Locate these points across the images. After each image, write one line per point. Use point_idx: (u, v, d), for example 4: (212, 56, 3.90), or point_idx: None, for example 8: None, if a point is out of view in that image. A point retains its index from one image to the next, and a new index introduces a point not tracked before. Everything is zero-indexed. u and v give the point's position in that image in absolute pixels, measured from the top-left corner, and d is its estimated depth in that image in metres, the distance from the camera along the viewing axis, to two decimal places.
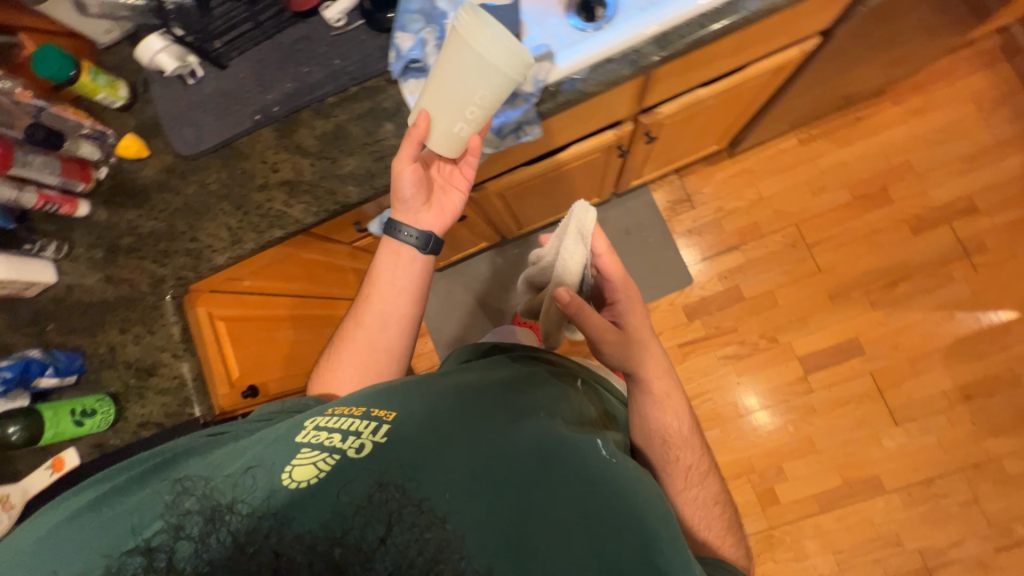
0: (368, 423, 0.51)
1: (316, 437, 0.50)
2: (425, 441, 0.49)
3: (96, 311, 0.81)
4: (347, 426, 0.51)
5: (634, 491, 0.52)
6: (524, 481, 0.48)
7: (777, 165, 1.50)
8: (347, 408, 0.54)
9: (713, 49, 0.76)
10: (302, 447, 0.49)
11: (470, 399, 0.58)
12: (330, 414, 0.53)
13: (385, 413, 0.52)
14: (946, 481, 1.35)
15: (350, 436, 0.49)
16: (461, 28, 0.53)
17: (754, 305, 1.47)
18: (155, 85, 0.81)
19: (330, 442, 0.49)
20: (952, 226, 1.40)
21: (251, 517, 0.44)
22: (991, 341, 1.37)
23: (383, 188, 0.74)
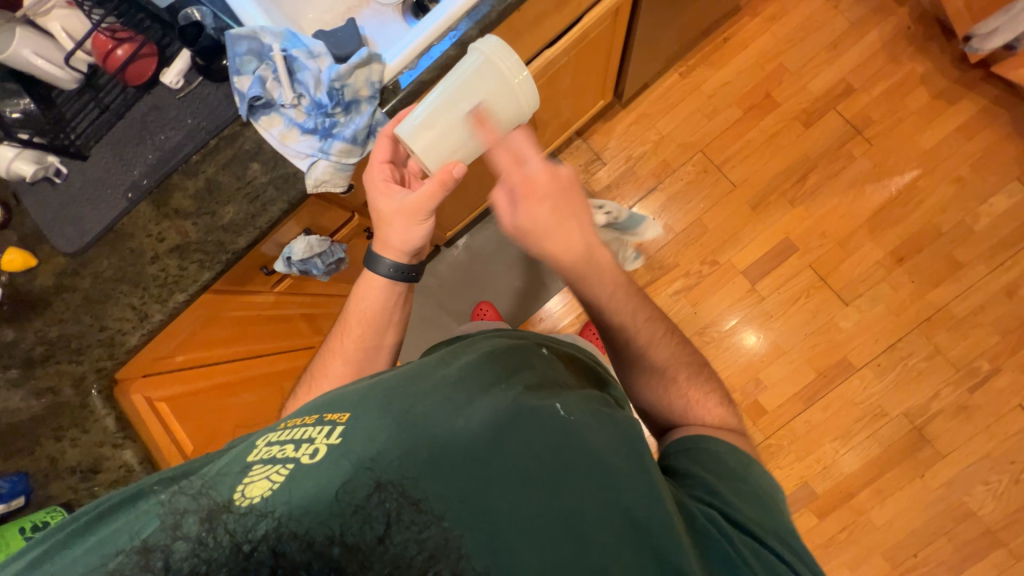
0: (322, 428, 0.49)
1: (268, 453, 0.48)
2: (387, 434, 0.47)
3: (27, 428, 0.80)
4: (299, 436, 0.49)
5: (606, 431, 0.51)
6: (501, 451, 0.46)
7: (668, 102, 1.56)
8: (296, 423, 0.52)
9: (532, 9, 0.81)
10: (254, 466, 0.46)
11: (424, 378, 0.55)
12: (280, 431, 0.51)
13: (336, 416, 0.51)
14: (907, 342, 1.41)
15: (303, 444, 0.48)
16: (492, 55, 0.65)
17: (688, 236, 1.52)
18: (25, 196, 0.80)
19: (282, 453, 0.47)
20: (836, 111, 1.50)
21: (247, 516, 0.40)
22: (904, 202, 1.46)
23: (267, 225, 0.77)
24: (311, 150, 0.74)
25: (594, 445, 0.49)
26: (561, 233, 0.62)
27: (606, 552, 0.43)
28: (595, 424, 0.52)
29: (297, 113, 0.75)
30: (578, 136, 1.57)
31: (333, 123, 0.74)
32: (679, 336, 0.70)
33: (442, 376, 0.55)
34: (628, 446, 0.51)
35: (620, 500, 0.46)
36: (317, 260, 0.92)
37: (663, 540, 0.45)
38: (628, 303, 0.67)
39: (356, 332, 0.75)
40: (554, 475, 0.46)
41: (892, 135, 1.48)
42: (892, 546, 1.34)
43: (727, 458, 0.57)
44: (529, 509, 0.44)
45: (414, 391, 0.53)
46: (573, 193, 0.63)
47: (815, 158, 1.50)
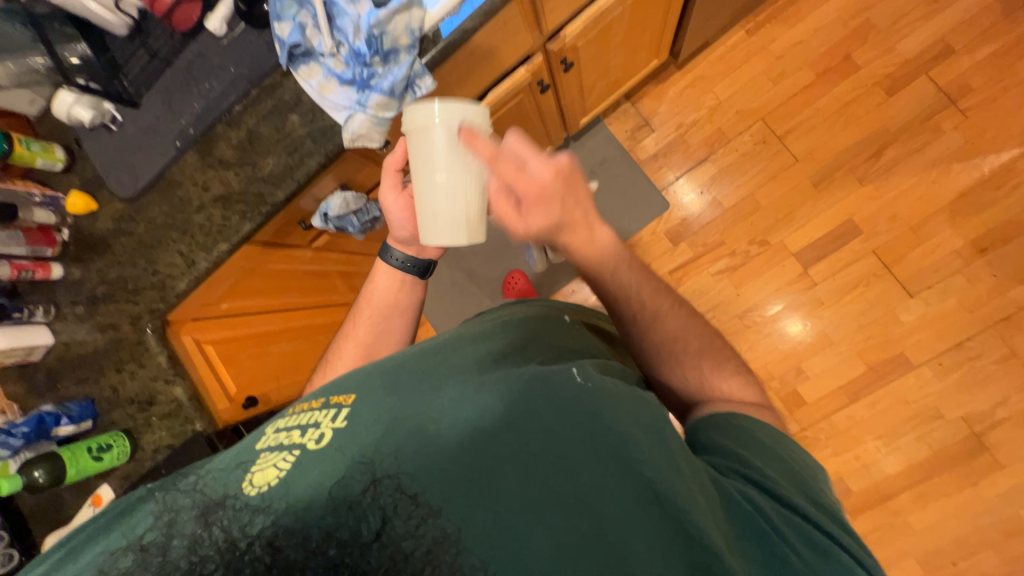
0: (328, 411, 0.51)
1: (276, 439, 0.49)
2: (393, 417, 0.48)
3: (93, 359, 0.88)
4: (306, 421, 0.51)
5: (627, 404, 0.48)
6: (511, 426, 0.45)
7: (729, 64, 1.42)
8: (306, 406, 0.55)
9: None
10: (262, 452, 0.48)
11: (432, 357, 0.57)
12: (290, 416, 0.53)
13: (342, 400, 0.53)
14: (978, 341, 1.28)
15: (310, 429, 0.50)
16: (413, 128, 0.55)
17: (737, 212, 1.42)
18: (85, 140, 0.85)
19: (289, 440, 0.49)
20: (929, 77, 1.32)
21: (244, 512, 0.40)
22: (997, 186, 1.28)
23: (304, 179, 0.77)
24: (349, 102, 0.72)
25: (610, 415, 0.46)
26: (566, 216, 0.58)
27: (636, 550, 0.39)
28: (613, 394, 0.49)
29: (335, 62, 0.72)
30: (627, 100, 1.47)
31: (371, 74, 0.70)
32: (685, 307, 0.65)
33: (449, 358, 0.57)
34: (651, 421, 0.48)
35: (643, 474, 0.43)
36: (353, 217, 0.91)
37: (690, 516, 0.41)
38: (631, 273, 0.63)
39: (371, 313, 0.77)
40: (569, 451, 0.44)
41: (993, 107, 1.29)
42: (929, 552, 1.28)
43: (755, 441, 0.51)
44: (543, 487, 0.42)
45: (419, 373, 0.55)
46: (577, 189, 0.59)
47: (895, 131, 1.33)
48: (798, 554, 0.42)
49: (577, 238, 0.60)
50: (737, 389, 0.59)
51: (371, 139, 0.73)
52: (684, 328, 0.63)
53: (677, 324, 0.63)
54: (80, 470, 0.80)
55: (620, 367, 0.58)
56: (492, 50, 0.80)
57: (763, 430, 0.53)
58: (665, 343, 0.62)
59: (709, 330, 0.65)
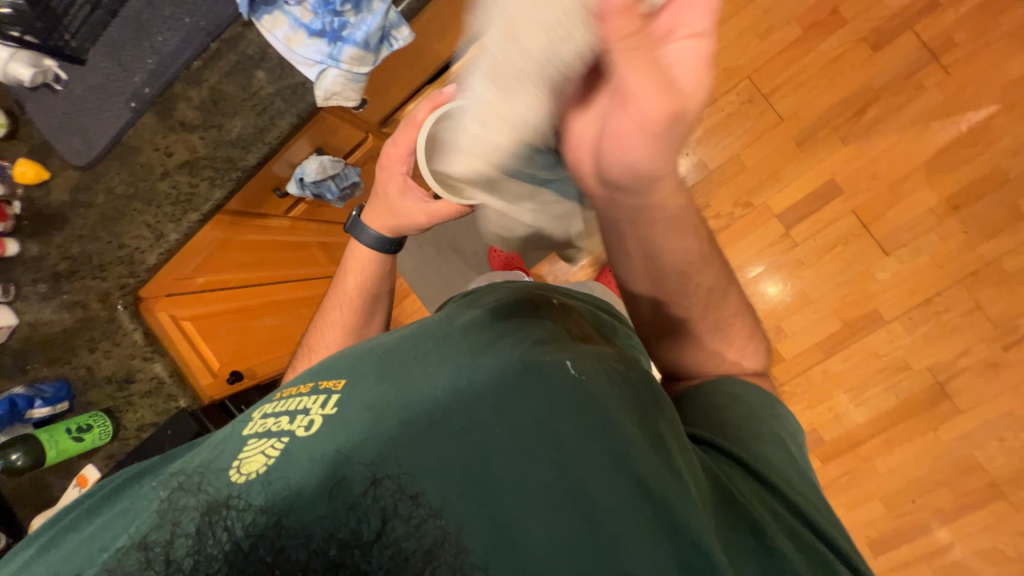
0: (317, 397, 0.52)
1: (264, 425, 0.50)
2: (389, 412, 0.47)
3: (63, 339, 0.84)
4: (294, 406, 0.52)
5: (618, 394, 0.49)
6: (506, 417, 0.45)
7: (717, 18, 1.38)
8: (293, 390, 0.55)
9: None
10: (251, 438, 0.49)
11: (424, 345, 0.56)
12: (277, 400, 0.54)
13: (331, 385, 0.53)
14: (946, 296, 1.34)
15: (298, 415, 0.50)
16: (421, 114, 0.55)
17: (721, 174, 1.41)
18: (29, 102, 0.78)
19: (278, 426, 0.50)
20: (915, 31, 1.30)
21: (247, 512, 0.40)
22: (972, 144, 1.30)
23: (277, 142, 0.72)
24: (319, 56, 0.66)
25: (603, 407, 0.46)
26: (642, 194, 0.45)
27: (630, 546, 0.39)
28: (604, 383, 0.49)
29: (302, 11, 0.66)
30: None
31: (342, 23, 0.65)
32: (735, 288, 0.61)
33: (442, 348, 0.55)
34: (642, 411, 0.48)
35: (636, 467, 0.43)
36: (330, 182, 0.88)
37: (688, 510, 0.41)
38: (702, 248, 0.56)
39: (353, 296, 0.77)
40: (561, 445, 0.43)
41: (975, 62, 1.29)
42: (891, 491, 1.38)
43: (767, 423, 0.54)
44: (538, 483, 0.41)
45: (412, 362, 0.54)
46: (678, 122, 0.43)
47: (879, 88, 1.33)
48: (796, 554, 0.41)
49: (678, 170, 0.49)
50: (758, 374, 0.62)
51: (346, 98, 0.69)
52: (729, 315, 0.60)
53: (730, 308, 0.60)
54: (60, 452, 0.78)
55: (613, 352, 0.57)
56: None
57: (776, 408, 0.57)
58: (713, 332, 0.60)
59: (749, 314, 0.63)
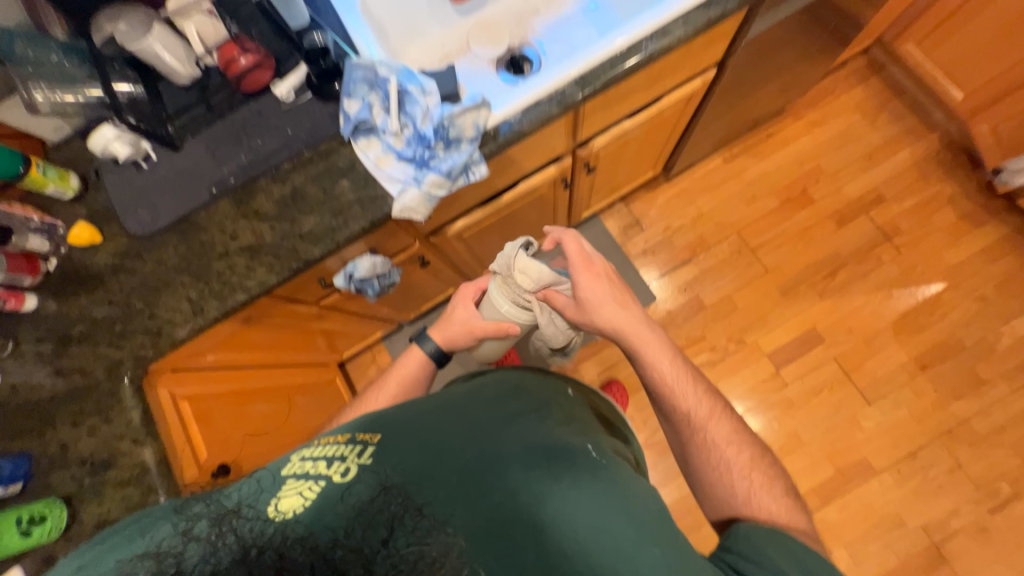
0: (354, 447, 0.51)
1: (301, 467, 0.48)
2: (420, 455, 0.49)
3: (46, 408, 0.76)
4: (331, 453, 0.50)
5: (633, 483, 0.52)
6: (531, 485, 0.48)
7: (709, 183, 1.64)
8: (332, 438, 0.53)
9: (626, 85, 0.86)
10: (287, 479, 0.46)
11: (453, 407, 0.60)
12: (316, 446, 0.52)
13: (369, 437, 0.52)
14: (927, 451, 1.40)
15: (335, 461, 0.48)
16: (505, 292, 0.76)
17: (716, 311, 1.54)
18: (107, 173, 0.82)
19: (314, 470, 0.48)
20: (869, 216, 1.58)
21: (263, 522, 0.40)
22: (929, 312, 1.49)
23: (344, 241, 0.77)
24: (404, 177, 0.76)
25: (620, 492, 0.49)
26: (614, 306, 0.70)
27: None
28: (621, 473, 0.53)
29: (395, 140, 0.77)
30: (621, 201, 1.64)
31: (432, 155, 0.76)
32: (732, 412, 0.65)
33: (469, 411, 0.59)
34: (652, 501, 0.51)
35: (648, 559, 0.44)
36: (375, 281, 0.93)
37: None
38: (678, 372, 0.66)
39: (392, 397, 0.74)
40: (577, 515, 0.46)
41: (920, 246, 1.54)
42: None
43: (806, 563, 0.48)
44: (551, 550, 0.44)
45: (441, 416, 0.57)
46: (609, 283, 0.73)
47: (845, 256, 1.55)
48: None
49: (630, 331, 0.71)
50: (786, 512, 0.56)
51: (419, 214, 0.77)
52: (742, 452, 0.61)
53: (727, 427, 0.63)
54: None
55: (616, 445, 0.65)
56: (534, 150, 0.88)
57: (820, 564, 0.48)
58: (716, 446, 0.61)
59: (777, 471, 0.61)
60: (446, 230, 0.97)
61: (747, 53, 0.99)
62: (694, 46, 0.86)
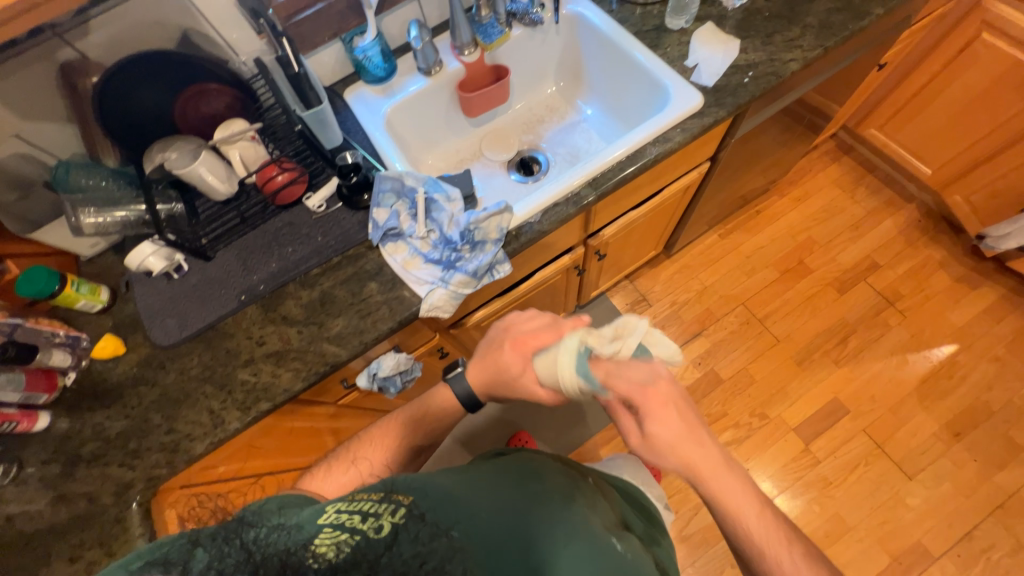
0: (388, 505, 0.43)
1: (335, 517, 0.41)
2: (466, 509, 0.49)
3: (43, 542, 0.70)
4: (366, 507, 0.42)
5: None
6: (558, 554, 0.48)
7: (708, 258, 1.71)
8: (368, 492, 0.45)
9: (632, 183, 0.93)
10: (318, 527, 0.39)
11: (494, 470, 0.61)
12: (351, 497, 0.44)
13: (402, 497, 0.45)
14: (984, 531, 1.30)
15: (369, 516, 0.41)
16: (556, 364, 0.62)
17: (734, 384, 1.52)
18: (137, 284, 0.84)
19: (348, 523, 0.40)
20: (868, 282, 1.62)
21: (281, 545, 0.37)
22: (948, 375, 1.47)
23: (372, 341, 0.77)
24: (432, 278, 0.79)
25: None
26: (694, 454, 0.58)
27: None
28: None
29: (423, 243, 0.81)
30: (626, 279, 1.68)
31: (458, 257, 0.79)
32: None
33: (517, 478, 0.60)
34: None
35: None
36: (397, 377, 0.93)
37: None
38: (759, 523, 0.57)
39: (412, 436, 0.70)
40: None
41: (926, 309, 1.56)
42: None
43: None
44: None
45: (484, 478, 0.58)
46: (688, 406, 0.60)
47: (853, 322, 1.57)
48: None
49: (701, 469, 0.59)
50: None
51: (446, 312, 0.78)
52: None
53: None
54: None
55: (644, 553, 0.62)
56: (550, 244, 0.93)
57: None
58: None
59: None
60: (466, 322, 0.99)
61: (735, 147, 1.08)
62: (690, 147, 0.94)
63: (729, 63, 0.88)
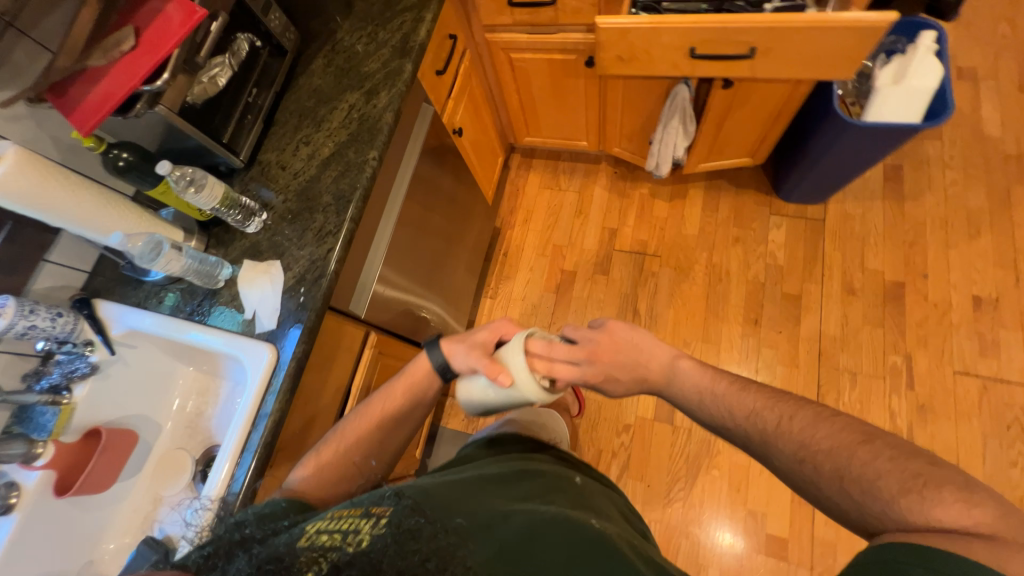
0: (369, 518, 0.51)
1: (316, 540, 0.49)
2: (473, 517, 0.56)
3: None
4: (346, 523, 0.50)
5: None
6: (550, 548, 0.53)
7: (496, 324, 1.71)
8: (350, 508, 0.53)
9: (277, 453, 0.83)
10: (302, 551, 0.47)
11: (500, 484, 0.66)
12: (330, 515, 0.52)
13: (382, 508, 0.52)
14: (826, 383, 1.40)
15: (350, 533, 0.49)
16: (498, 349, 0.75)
17: (589, 419, 1.51)
18: None
19: (332, 541, 0.48)
20: (618, 248, 1.71)
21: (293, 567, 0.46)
22: (719, 278, 1.59)
23: None
24: None
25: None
26: (649, 355, 0.75)
27: None
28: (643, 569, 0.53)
29: None
30: (447, 396, 1.63)
31: None
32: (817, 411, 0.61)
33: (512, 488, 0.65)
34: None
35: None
36: None
37: None
38: (737, 396, 0.67)
39: (379, 424, 0.79)
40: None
41: (668, 236, 1.68)
42: None
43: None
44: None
45: (477, 485, 0.64)
46: (628, 349, 0.75)
47: (631, 289, 1.64)
48: None
49: (653, 378, 0.75)
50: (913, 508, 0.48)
51: None
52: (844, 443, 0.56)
53: (823, 435, 0.58)
54: None
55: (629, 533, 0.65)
56: None
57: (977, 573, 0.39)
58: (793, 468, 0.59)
59: (910, 448, 0.53)
60: None
61: (378, 305, 1.03)
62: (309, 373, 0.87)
63: (281, 291, 0.84)
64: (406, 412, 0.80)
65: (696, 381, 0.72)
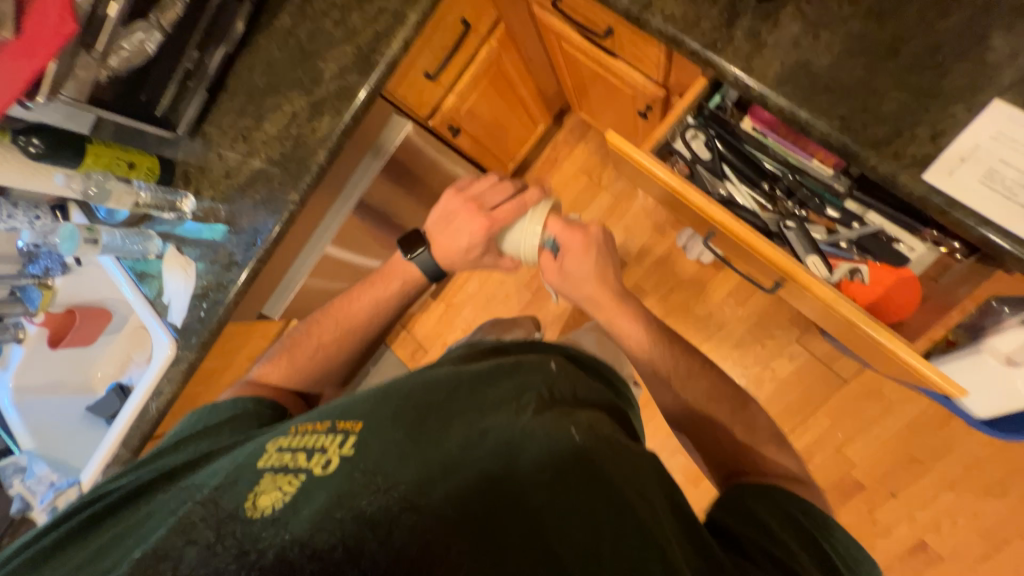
0: (335, 437, 0.44)
1: (277, 459, 0.43)
2: (439, 445, 0.43)
3: None
4: (311, 443, 0.44)
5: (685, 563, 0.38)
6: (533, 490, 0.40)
7: (467, 290, 1.69)
8: (310, 425, 0.47)
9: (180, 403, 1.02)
10: (263, 473, 0.42)
11: (480, 388, 0.50)
12: (293, 433, 0.46)
13: (349, 424, 0.45)
14: None
15: (315, 454, 0.43)
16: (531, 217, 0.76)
17: None
18: None
19: (292, 462, 0.42)
20: None
21: (238, 516, 0.38)
22: None
23: None
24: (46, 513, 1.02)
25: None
26: (596, 271, 0.73)
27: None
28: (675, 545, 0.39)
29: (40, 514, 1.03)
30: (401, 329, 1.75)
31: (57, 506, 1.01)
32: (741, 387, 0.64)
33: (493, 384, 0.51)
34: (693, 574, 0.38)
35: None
36: None
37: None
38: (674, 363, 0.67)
39: (345, 324, 0.79)
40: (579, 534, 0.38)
41: (675, 298, 1.43)
42: None
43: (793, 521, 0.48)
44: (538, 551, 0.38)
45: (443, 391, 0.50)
46: (593, 249, 0.74)
47: None
48: None
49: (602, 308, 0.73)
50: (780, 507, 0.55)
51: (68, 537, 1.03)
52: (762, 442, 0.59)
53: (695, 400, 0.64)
54: None
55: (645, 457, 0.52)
56: None
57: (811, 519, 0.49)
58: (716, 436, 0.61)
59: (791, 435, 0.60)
60: None
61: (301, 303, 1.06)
62: (211, 358, 0.98)
63: (190, 294, 0.90)
64: (375, 307, 0.80)
65: (640, 339, 0.70)
